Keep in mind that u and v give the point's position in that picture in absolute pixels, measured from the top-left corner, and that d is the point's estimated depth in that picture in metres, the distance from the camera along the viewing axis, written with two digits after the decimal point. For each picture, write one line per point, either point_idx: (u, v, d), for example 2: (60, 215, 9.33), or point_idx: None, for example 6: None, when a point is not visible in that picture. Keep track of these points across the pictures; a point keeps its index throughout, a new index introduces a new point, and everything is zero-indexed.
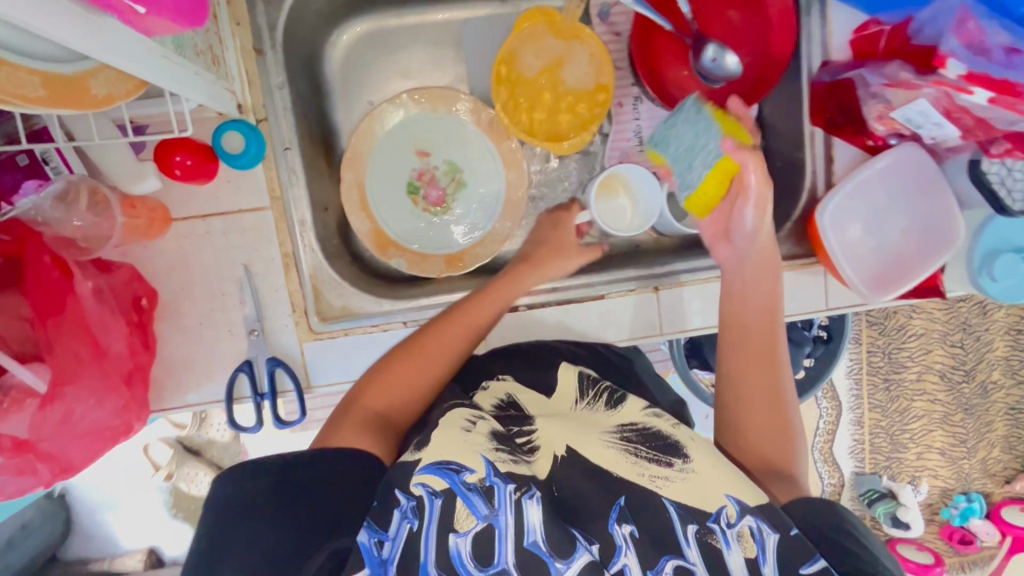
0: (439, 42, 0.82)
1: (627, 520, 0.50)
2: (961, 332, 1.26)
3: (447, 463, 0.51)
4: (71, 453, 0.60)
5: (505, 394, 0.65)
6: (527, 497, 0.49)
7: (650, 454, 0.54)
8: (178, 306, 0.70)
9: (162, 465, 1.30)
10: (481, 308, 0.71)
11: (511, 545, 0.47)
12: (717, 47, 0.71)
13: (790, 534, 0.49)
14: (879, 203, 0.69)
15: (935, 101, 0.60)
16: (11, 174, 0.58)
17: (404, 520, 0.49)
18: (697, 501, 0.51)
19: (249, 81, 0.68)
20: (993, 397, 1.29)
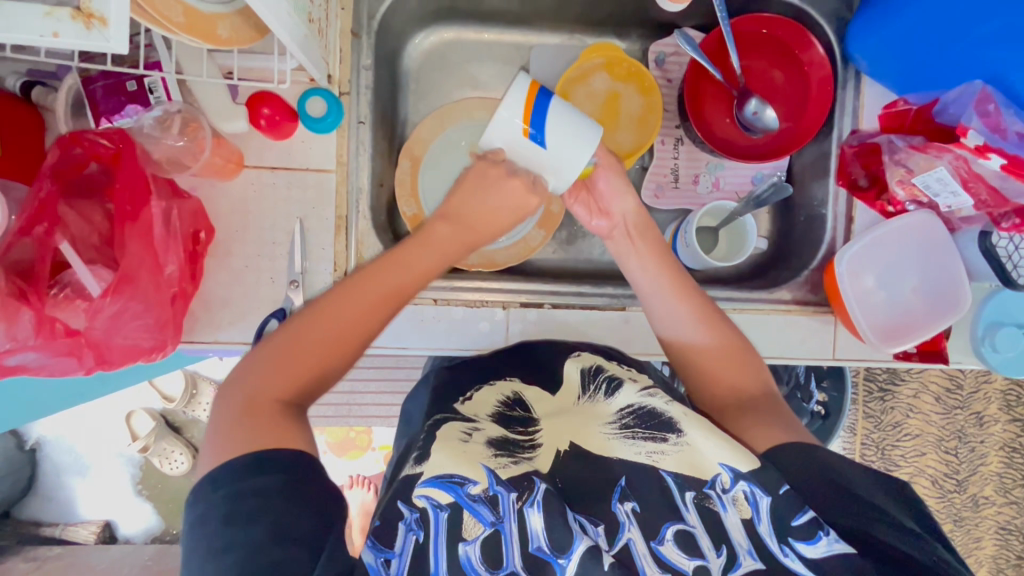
0: (509, 59, 0.90)
1: (628, 497, 0.53)
2: (954, 444, 1.44)
3: (450, 476, 0.52)
4: (116, 352, 0.63)
5: (511, 391, 0.68)
6: (528, 505, 0.50)
7: (643, 432, 0.57)
8: (229, 246, 0.74)
9: (153, 439, 1.61)
10: (384, 273, 0.62)
11: (517, 549, 0.49)
12: (758, 102, 0.79)
13: (781, 493, 0.51)
14: (886, 262, 0.75)
15: (952, 169, 0.70)
16: (119, 96, 0.66)
17: (409, 532, 0.50)
18: (694, 471, 0.53)
19: (342, 58, 0.75)
20: (984, 511, 1.47)
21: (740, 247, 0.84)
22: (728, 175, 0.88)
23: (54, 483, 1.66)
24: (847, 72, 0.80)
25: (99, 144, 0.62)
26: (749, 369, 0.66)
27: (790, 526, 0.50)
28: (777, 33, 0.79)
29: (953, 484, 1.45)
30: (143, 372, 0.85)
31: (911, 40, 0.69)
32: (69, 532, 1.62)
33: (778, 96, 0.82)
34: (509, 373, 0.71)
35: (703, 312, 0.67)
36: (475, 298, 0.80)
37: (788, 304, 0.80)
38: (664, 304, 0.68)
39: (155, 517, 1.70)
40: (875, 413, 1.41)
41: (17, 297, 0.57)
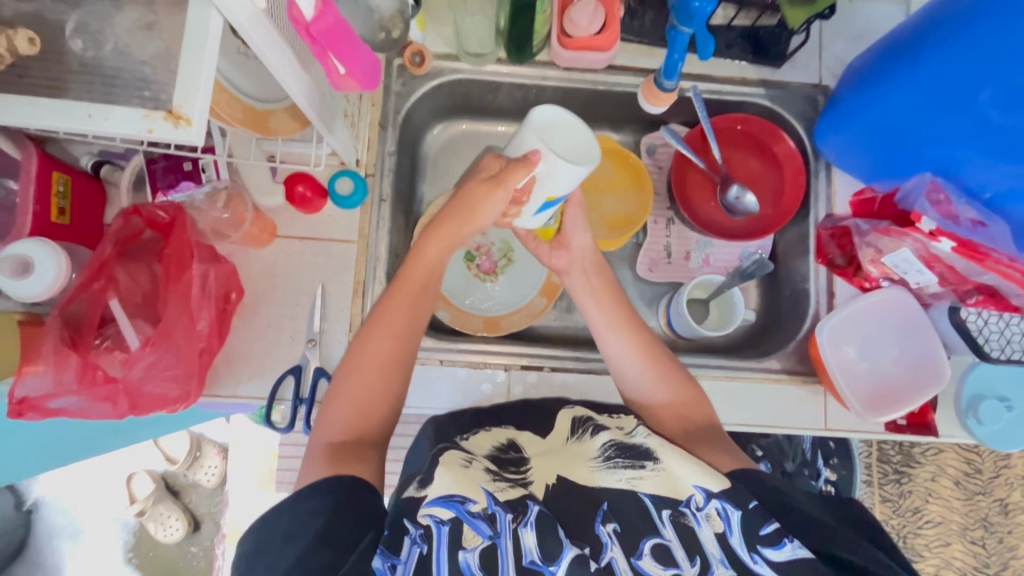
0: None
1: (610, 519, 0.58)
2: (980, 534, 1.39)
3: (452, 495, 0.59)
4: (146, 400, 0.68)
5: (505, 438, 0.73)
6: (522, 525, 0.56)
7: (624, 462, 0.63)
8: (256, 306, 0.81)
9: (149, 502, 1.60)
10: (387, 318, 0.71)
11: (511, 563, 0.54)
12: (739, 188, 0.88)
13: (749, 507, 0.57)
14: (868, 331, 0.79)
15: (914, 250, 0.77)
16: (177, 174, 0.75)
17: (414, 544, 0.56)
18: (670, 491, 0.59)
19: (369, 145, 0.86)
20: None
21: (730, 317, 0.90)
22: (717, 253, 0.97)
23: (45, 547, 1.63)
24: (818, 163, 0.89)
25: (158, 214, 0.71)
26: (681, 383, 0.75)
27: (759, 534, 0.55)
28: (751, 128, 0.90)
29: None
30: (159, 427, 0.90)
31: (875, 139, 0.77)
32: None
33: (756, 182, 0.91)
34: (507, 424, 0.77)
35: (644, 344, 0.75)
36: (478, 359, 0.85)
37: (776, 373, 0.85)
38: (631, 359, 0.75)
39: None
40: (891, 496, 1.37)
41: (67, 347, 0.64)
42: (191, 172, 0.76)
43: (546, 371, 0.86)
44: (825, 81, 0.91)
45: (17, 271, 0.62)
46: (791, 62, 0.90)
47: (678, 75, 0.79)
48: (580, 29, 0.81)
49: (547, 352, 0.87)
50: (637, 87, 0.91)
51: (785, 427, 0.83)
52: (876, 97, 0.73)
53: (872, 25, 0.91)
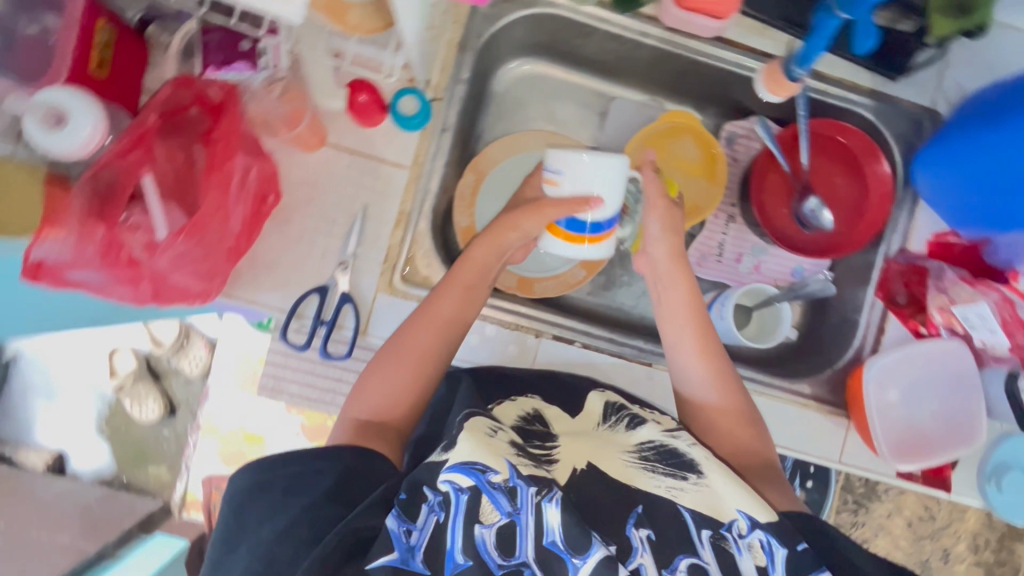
0: (588, 105, 0.95)
1: (644, 525, 0.58)
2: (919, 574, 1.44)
3: (473, 464, 0.57)
4: (169, 290, 0.64)
5: (531, 408, 0.72)
6: (546, 500, 0.56)
7: (664, 469, 0.63)
8: (290, 213, 0.75)
9: (126, 379, 1.59)
10: (441, 310, 0.72)
11: (531, 541, 0.56)
12: (818, 202, 0.83)
13: (796, 549, 0.57)
14: (921, 380, 0.76)
15: (993, 309, 0.77)
16: (231, 51, 0.67)
17: (431, 513, 0.58)
18: (712, 511, 0.59)
19: (443, 66, 0.78)
20: None
21: (772, 331, 0.86)
22: (769, 262, 0.93)
23: (16, 401, 1.63)
24: (904, 194, 0.84)
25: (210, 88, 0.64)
26: (745, 405, 0.72)
27: None
28: (849, 140, 0.83)
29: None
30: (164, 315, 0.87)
31: (995, 179, 0.70)
32: (21, 452, 1.61)
33: (836, 198, 0.85)
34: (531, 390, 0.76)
35: (718, 363, 0.72)
36: (509, 319, 0.82)
37: (804, 398, 0.83)
38: (703, 388, 0.72)
39: (108, 459, 1.67)
40: (847, 523, 1.40)
41: (94, 217, 0.59)
42: (249, 53, 0.68)
43: (575, 346, 0.83)
44: (937, 107, 0.84)
45: (49, 121, 0.55)
46: (909, 77, 0.83)
47: (813, 64, 0.70)
48: None
49: (581, 326, 0.84)
50: (739, 68, 0.84)
51: (800, 452, 0.82)
52: (1004, 139, 0.67)
53: (1005, 57, 0.83)
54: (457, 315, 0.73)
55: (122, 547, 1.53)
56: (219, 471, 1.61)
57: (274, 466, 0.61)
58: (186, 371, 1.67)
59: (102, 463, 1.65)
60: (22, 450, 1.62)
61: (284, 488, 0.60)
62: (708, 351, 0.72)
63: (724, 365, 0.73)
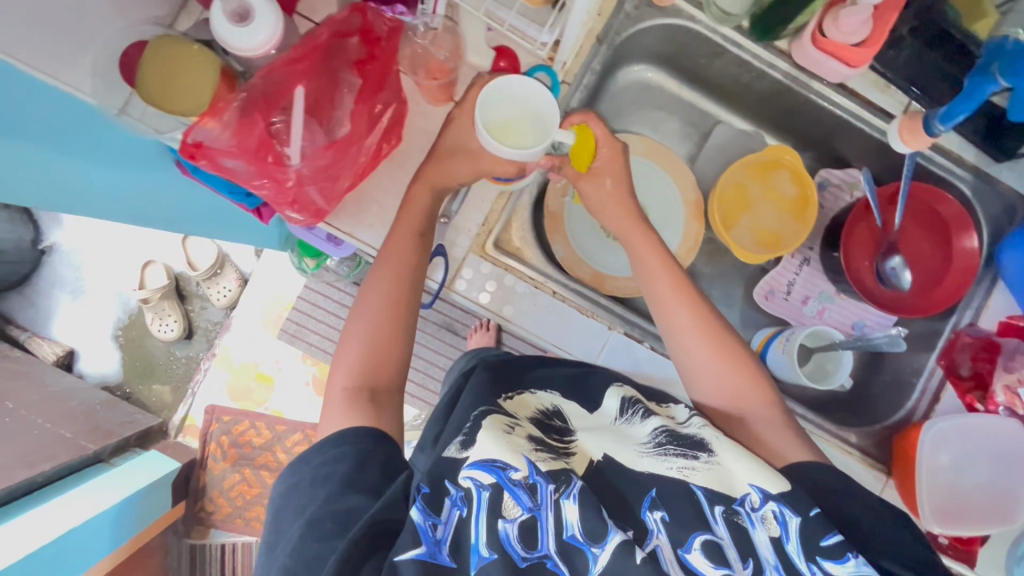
0: (692, 124, 0.99)
1: (658, 507, 0.59)
2: None
3: (495, 461, 0.59)
4: (297, 200, 0.66)
5: (550, 403, 0.72)
6: (565, 497, 0.58)
7: (676, 450, 0.63)
8: (405, 160, 0.78)
9: (155, 293, 1.59)
10: (392, 260, 0.72)
11: (553, 538, 0.56)
12: (901, 262, 0.86)
13: (810, 514, 0.57)
14: (973, 452, 0.77)
15: None
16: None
17: (454, 508, 0.58)
18: (723, 487, 0.60)
19: (577, 54, 0.81)
20: None
21: (827, 375, 0.90)
22: (834, 310, 0.95)
23: (43, 291, 1.65)
24: (985, 273, 0.86)
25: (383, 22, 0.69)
26: (749, 376, 0.73)
27: (820, 545, 0.55)
28: (947, 211, 0.84)
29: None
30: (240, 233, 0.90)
31: None
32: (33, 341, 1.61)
33: (917, 262, 0.88)
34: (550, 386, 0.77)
35: (704, 327, 0.74)
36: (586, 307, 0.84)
37: (849, 446, 0.85)
38: (703, 359, 0.73)
39: (117, 367, 1.68)
40: None
41: (253, 114, 0.61)
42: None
43: (641, 347, 0.84)
44: None
45: (235, 15, 0.58)
46: (1013, 163, 0.85)
47: (954, 124, 0.73)
48: (841, 34, 0.76)
49: (650, 329, 0.86)
50: (853, 117, 0.86)
51: None
52: None
53: None
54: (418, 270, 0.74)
55: (115, 456, 1.52)
56: (225, 403, 1.63)
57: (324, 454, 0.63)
58: (213, 299, 1.67)
59: (111, 370, 1.65)
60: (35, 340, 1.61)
61: (308, 483, 0.61)
62: (691, 314, 0.74)
63: (712, 328, 0.74)
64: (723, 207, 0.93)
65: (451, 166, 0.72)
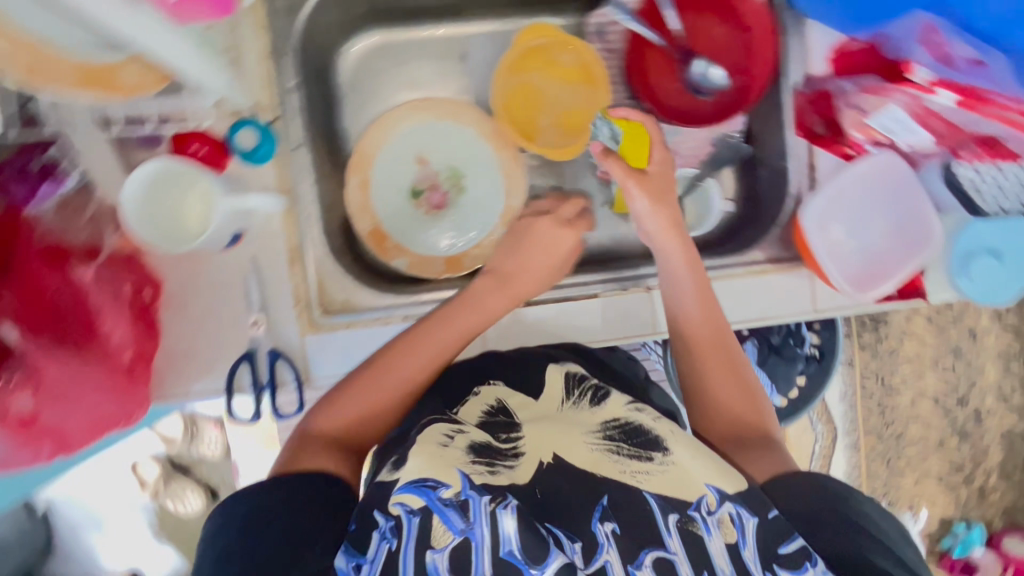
0: (444, 54, 0.87)
1: (609, 517, 0.52)
2: (952, 360, 1.43)
3: (425, 480, 0.51)
4: (81, 430, 0.66)
5: (495, 400, 0.67)
6: (501, 507, 0.49)
7: (629, 450, 0.57)
8: (184, 297, 0.72)
9: None
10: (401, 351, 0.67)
11: (488, 557, 0.47)
12: (704, 63, 0.79)
13: (769, 516, 0.52)
14: (857, 209, 0.72)
15: (906, 106, 0.69)
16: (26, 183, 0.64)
17: (383, 542, 0.49)
18: (674, 491, 0.53)
19: (265, 82, 0.71)
20: (986, 423, 1.44)
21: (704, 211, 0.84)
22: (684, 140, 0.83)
23: None
24: (789, 16, 0.75)
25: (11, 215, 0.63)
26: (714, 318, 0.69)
27: (778, 552, 0.51)
28: None
29: (954, 399, 1.44)
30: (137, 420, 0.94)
31: None
32: None
33: (722, 52, 0.79)
34: (494, 378, 0.72)
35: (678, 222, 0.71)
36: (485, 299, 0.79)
37: (761, 264, 0.79)
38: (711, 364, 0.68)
39: (175, 561, 1.37)
40: (869, 344, 1.41)
41: None
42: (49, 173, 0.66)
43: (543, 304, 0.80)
44: None
45: None
46: None
47: None
48: None
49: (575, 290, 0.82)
50: None
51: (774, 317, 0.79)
52: None
53: None
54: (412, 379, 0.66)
55: None
56: None
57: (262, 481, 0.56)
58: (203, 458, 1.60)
59: None
60: None
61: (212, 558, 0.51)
62: (671, 222, 0.70)
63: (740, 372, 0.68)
64: (518, 117, 0.85)
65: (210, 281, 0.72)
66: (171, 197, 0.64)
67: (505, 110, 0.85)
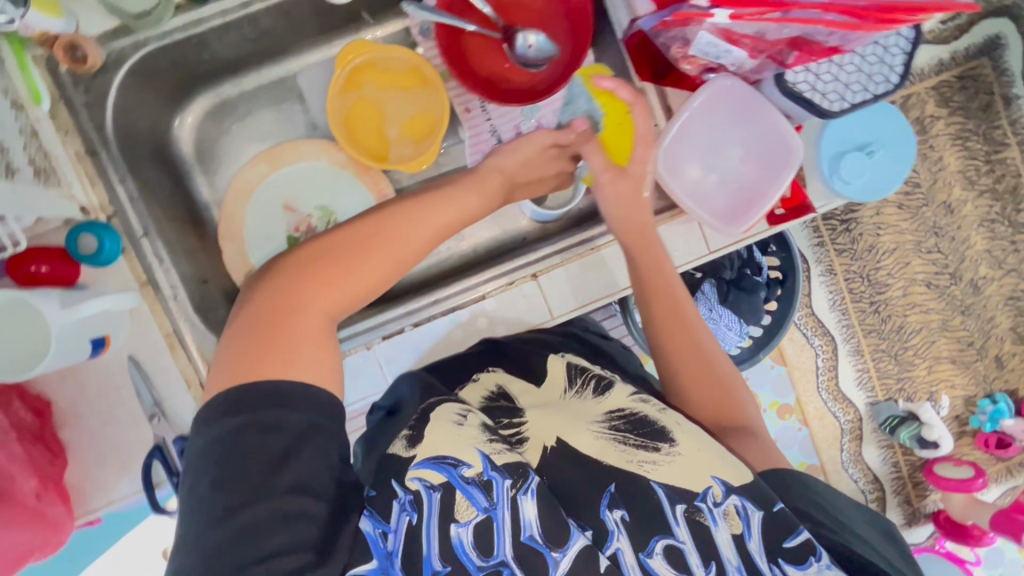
0: (281, 98, 0.86)
1: (616, 505, 0.56)
2: (933, 238, 1.29)
3: (444, 458, 0.55)
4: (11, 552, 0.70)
5: (496, 385, 0.69)
6: (522, 493, 0.54)
7: (635, 441, 0.60)
8: (77, 410, 0.72)
9: None
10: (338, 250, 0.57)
11: (508, 538, 0.52)
12: (524, 33, 0.75)
13: (772, 510, 0.56)
14: (710, 142, 0.71)
15: (711, 31, 0.59)
16: None
17: (403, 512, 0.52)
18: (684, 483, 0.57)
19: (89, 182, 0.70)
20: (986, 292, 1.30)
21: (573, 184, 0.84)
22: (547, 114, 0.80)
23: None
24: None
25: None
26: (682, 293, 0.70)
27: (781, 547, 0.55)
28: None
29: (947, 280, 1.30)
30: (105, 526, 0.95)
31: None
32: None
33: (540, 18, 0.77)
34: (493, 364, 0.73)
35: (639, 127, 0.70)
36: (374, 338, 0.80)
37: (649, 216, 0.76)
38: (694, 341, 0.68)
39: None
40: (847, 247, 1.29)
41: None
42: None
43: (438, 318, 0.80)
44: None
45: None
46: None
47: None
48: None
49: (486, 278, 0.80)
50: None
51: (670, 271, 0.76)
52: None
53: None
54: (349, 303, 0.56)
55: None
56: None
57: (237, 399, 0.47)
58: None
59: None
60: None
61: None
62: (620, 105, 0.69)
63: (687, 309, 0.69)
64: (364, 139, 0.82)
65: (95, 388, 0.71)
66: (12, 331, 0.61)
67: (349, 138, 0.81)
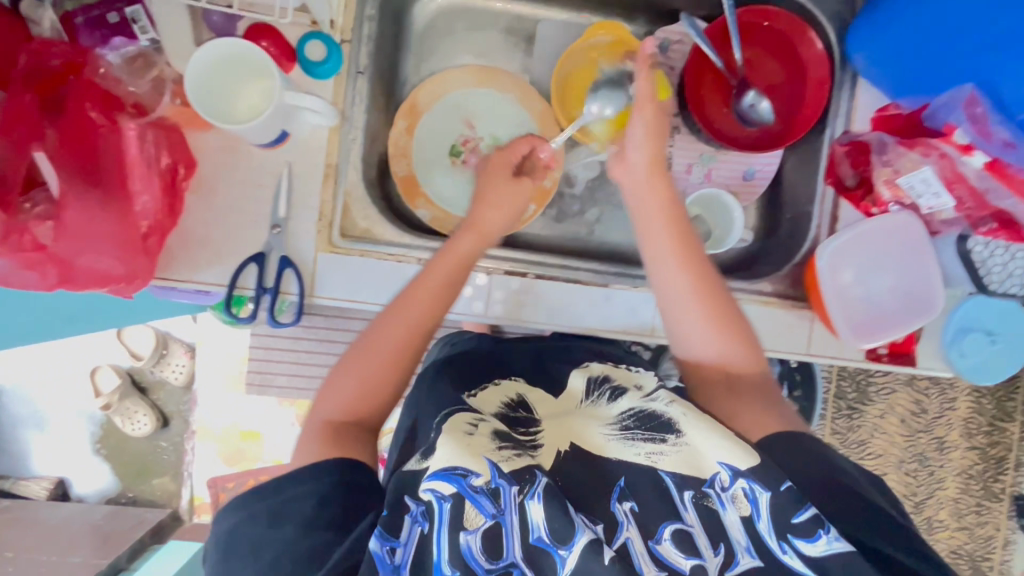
0: (514, 32, 0.91)
1: (627, 497, 0.52)
2: (917, 463, 1.34)
3: (455, 468, 0.50)
4: (81, 273, 0.64)
5: (515, 393, 0.65)
6: (529, 497, 0.49)
7: (643, 433, 0.56)
8: (214, 183, 0.72)
9: (106, 390, 1.39)
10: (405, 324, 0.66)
11: (518, 542, 0.48)
12: (756, 94, 0.80)
13: (782, 490, 0.50)
14: (870, 257, 0.76)
15: (936, 170, 0.73)
16: (103, 30, 0.67)
17: (415, 524, 0.49)
18: (692, 471, 0.53)
19: (346, 5, 0.74)
20: (936, 535, 1.36)
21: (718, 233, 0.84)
22: (721, 168, 0.87)
23: (9, 435, 1.41)
24: (844, 74, 0.81)
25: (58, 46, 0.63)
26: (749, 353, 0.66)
27: (790, 524, 0.49)
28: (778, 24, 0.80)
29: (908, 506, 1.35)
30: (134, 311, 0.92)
31: (897, 55, 0.72)
32: (15, 485, 1.40)
33: (774, 89, 0.83)
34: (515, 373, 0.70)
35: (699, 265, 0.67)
36: (497, 267, 0.79)
37: (766, 296, 0.80)
38: (691, 324, 0.67)
39: (110, 478, 1.45)
40: (842, 430, 1.32)
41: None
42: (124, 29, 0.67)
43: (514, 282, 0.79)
44: None
45: None
46: None
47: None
48: None
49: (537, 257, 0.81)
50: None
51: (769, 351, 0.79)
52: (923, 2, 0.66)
53: None
54: (423, 321, 0.67)
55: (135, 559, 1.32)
56: (223, 471, 1.41)
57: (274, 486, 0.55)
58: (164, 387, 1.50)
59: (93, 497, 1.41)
60: (16, 484, 1.41)
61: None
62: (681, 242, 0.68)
63: (717, 297, 0.67)
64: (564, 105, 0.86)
65: (241, 173, 0.72)
66: (229, 81, 0.66)
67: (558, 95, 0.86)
